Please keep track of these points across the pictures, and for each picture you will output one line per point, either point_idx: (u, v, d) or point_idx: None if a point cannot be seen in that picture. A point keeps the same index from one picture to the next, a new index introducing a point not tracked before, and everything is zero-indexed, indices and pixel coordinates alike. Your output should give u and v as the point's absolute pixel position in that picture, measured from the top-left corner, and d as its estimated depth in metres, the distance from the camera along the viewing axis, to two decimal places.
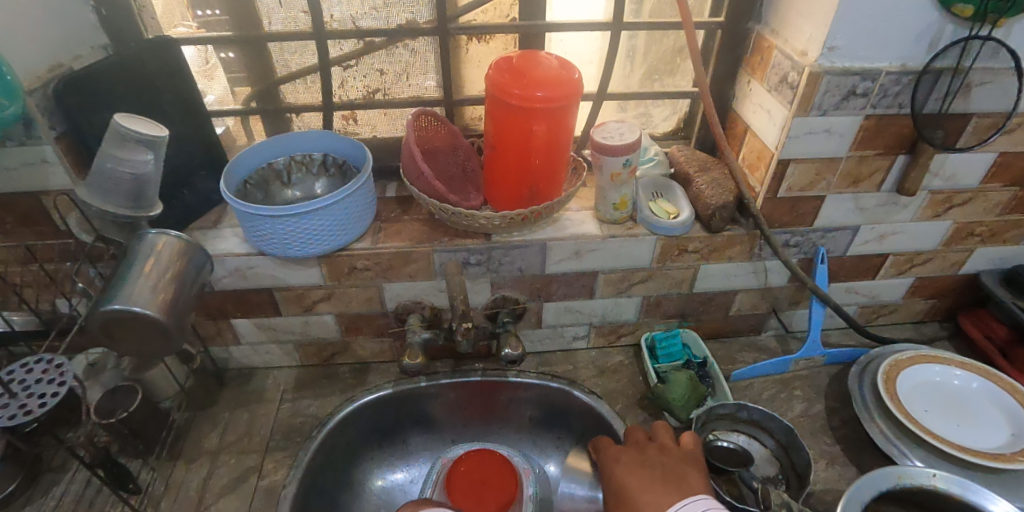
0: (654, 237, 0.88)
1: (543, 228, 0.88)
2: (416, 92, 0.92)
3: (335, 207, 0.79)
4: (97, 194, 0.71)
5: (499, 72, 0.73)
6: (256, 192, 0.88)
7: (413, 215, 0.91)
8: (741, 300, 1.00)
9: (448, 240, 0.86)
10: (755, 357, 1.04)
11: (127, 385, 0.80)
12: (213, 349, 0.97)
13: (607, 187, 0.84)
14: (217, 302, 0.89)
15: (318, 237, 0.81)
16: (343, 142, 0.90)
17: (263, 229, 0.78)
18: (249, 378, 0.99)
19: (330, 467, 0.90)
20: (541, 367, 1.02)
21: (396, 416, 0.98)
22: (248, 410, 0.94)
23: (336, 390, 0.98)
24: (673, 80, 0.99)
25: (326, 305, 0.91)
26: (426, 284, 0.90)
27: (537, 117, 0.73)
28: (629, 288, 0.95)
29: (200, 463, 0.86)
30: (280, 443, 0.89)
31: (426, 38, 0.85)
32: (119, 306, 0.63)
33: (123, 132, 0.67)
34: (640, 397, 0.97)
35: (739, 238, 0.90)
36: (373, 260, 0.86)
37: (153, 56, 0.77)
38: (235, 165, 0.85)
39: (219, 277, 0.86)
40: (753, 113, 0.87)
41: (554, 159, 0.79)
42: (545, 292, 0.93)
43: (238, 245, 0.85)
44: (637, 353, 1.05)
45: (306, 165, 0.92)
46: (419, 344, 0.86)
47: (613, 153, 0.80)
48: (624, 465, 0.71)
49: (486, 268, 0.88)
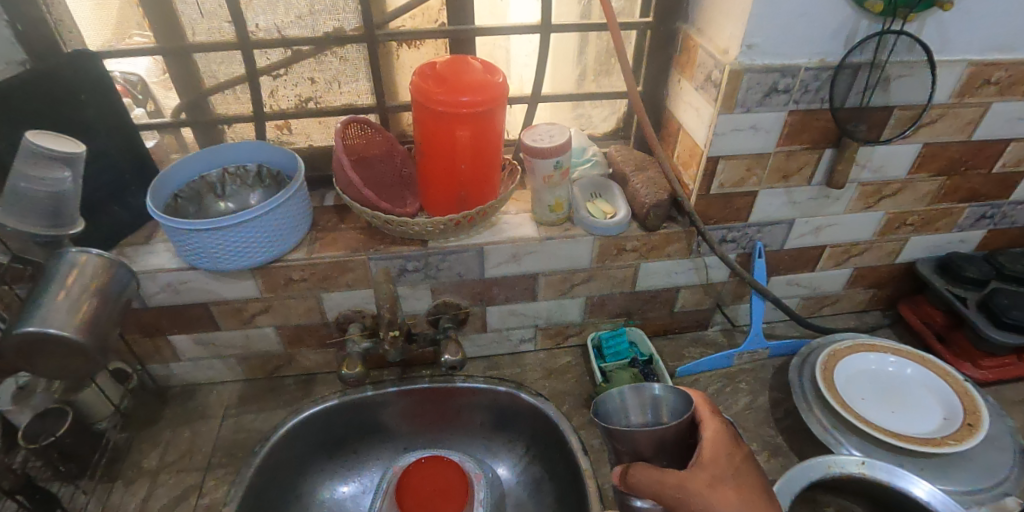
0: (592, 238, 0.89)
1: (480, 232, 0.88)
2: (349, 100, 0.92)
3: (266, 219, 0.78)
4: (11, 213, 0.68)
5: (423, 77, 0.73)
6: (188, 206, 0.87)
7: (350, 224, 0.90)
8: (686, 296, 1.01)
9: (384, 247, 0.86)
10: (702, 352, 1.05)
11: (58, 408, 0.78)
12: (152, 366, 0.95)
13: (541, 189, 0.85)
14: (151, 318, 0.88)
15: (249, 250, 0.79)
16: (276, 152, 0.90)
17: (190, 243, 0.77)
18: (192, 395, 0.98)
19: (275, 483, 0.89)
20: (490, 370, 1.02)
21: (344, 426, 0.97)
22: (190, 427, 0.93)
23: (281, 403, 0.96)
24: (611, 80, 0.99)
25: (265, 317, 0.90)
26: (364, 292, 0.89)
27: (462, 122, 0.74)
28: (572, 288, 0.95)
29: (138, 484, 0.85)
30: (222, 460, 0.88)
31: (355, 45, 0.85)
32: (35, 328, 0.61)
33: (37, 150, 0.66)
34: (588, 396, 0.97)
35: (676, 235, 0.91)
36: (308, 271, 0.85)
37: (73, 70, 0.76)
38: (164, 179, 0.84)
39: (151, 294, 0.84)
40: (685, 112, 0.88)
41: (482, 164, 0.80)
42: (487, 296, 0.93)
43: (169, 260, 0.84)
44: (586, 352, 1.05)
45: (241, 176, 0.91)
46: (360, 354, 0.85)
47: (543, 155, 0.80)
48: (721, 449, 0.57)
49: (424, 274, 0.88)
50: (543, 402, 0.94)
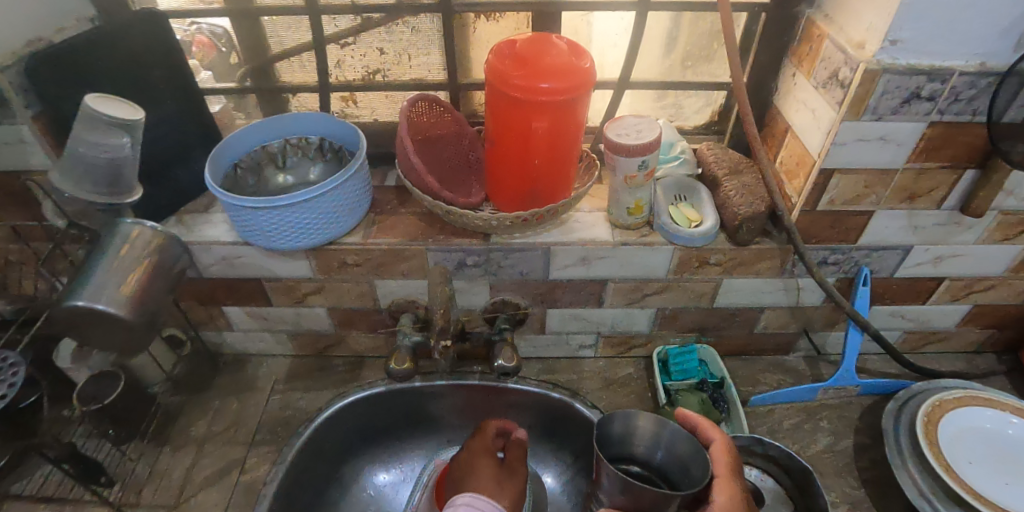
0: (672, 247, 0.79)
1: (549, 229, 0.80)
2: (419, 74, 0.85)
3: (321, 200, 0.74)
4: (69, 178, 0.67)
5: (501, 59, 0.65)
6: (247, 177, 0.84)
7: (411, 209, 0.85)
8: (768, 318, 0.91)
9: (444, 238, 0.80)
10: (779, 380, 0.94)
11: (113, 371, 0.79)
12: (207, 333, 0.95)
13: (621, 190, 0.76)
14: (207, 288, 0.87)
15: (303, 231, 0.76)
16: (339, 126, 0.85)
17: (246, 220, 0.74)
18: (243, 365, 0.97)
19: (317, 466, 0.87)
20: (544, 374, 0.96)
21: (390, 415, 0.93)
22: (239, 398, 0.92)
23: (327, 384, 0.94)
24: (709, 67, 0.88)
25: (317, 298, 0.87)
26: (420, 282, 0.84)
27: (539, 112, 0.66)
28: (643, 299, 0.87)
29: (186, 450, 0.85)
30: (266, 437, 0.87)
31: (429, 15, 0.77)
32: (83, 302, 0.61)
33: (93, 115, 0.63)
34: (646, 415, 0.90)
35: (769, 252, 0.80)
36: (364, 256, 0.81)
37: (139, 30, 0.73)
38: (224, 147, 0.82)
39: (208, 265, 0.83)
40: (796, 112, 0.76)
41: (557, 160, 0.72)
42: (548, 298, 0.86)
43: (225, 233, 0.81)
44: (649, 366, 0.97)
45: (303, 149, 0.87)
46: (409, 347, 0.81)
47: (628, 153, 0.71)
48: None
49: (484, 270, 0.82)
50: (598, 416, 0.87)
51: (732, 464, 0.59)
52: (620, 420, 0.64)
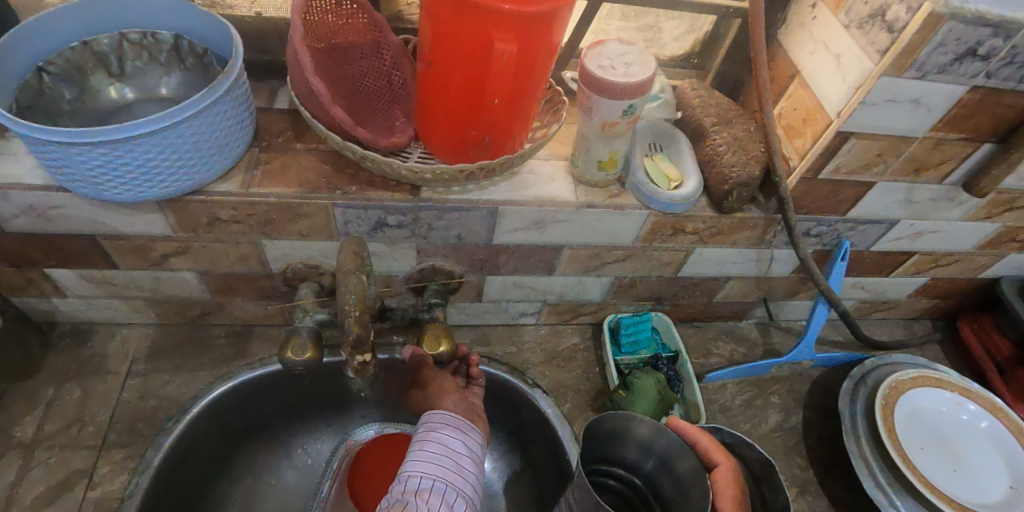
0: (647, 212, 0.65)
1: (496, 183, 0.62)
2: None
3: (169, 136, 0.50)
4: None
5: None
6: (65, 89, 0.58)
7: (309, 144, 0.62)
8: (732, 287, 0.82)
9: (357, 190, 0.59)
10: (731, 350, 0.88)
11: None
12: (24, 300, 0.69)
13: (594, 139, 0.59)
14: (11, 245, 0.61)
15: (148, 177, 0.52)
16: (197, 17, 0.58)
17: (53, 156, 0.49)
18: (86, 338, 0.74)
19: (198, 465, 0.70)
20: (477, 346, 0.82)
21: (290, 396, 0.76)
22: (81, 385, 0.70)
23: (206, 364, 0.74)
24: None
25: (181, 261, 0.65)
26: (324, 245, 0.64)
27: (502, 25, 0.45)
28: (600, 267, 0.73)
29: (6, 460, 0.64)
30: (124, 437, 0.67)
31: None
32: None
33: None
34: (595, 394, 0.80)
35: (752, 221, 0.68)
36: (244, 211, 0.59)
37: None
38: (26, 36, 0.53)
39: (6, 216, 0.58)
40: (808, 53, 0.62)
41: (518, 98, 0.52)
42: (489, 264, 0.70)
43: (32, 172, 0.56)
44: (596, 334, 0.86)
45: (147, 49, 0.61)
46: (312, 328, 0.62)
47: (612, 94, 0.53)
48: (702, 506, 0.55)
49: (411, 233, 0.63)
50: (542, 397, 0.74)
51: (740, 497, 0.55)
52: (614, 420, 0.59)
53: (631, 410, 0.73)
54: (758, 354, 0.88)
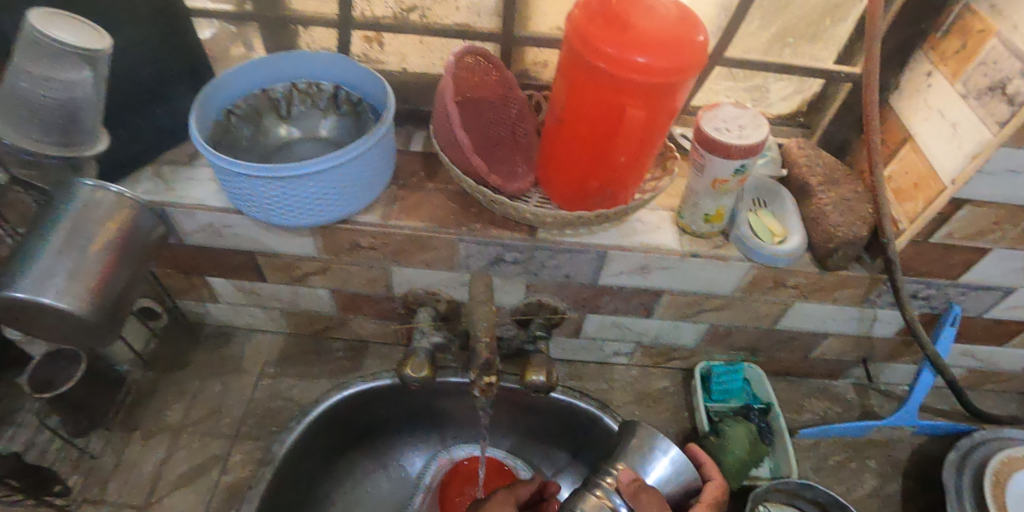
0: (749, 264, 0.67)
1: (605, 228, 0.67)
2: (467, 20, 0.69)
3: (335, 173, 0.59)
4: (5, 120, 0.53)
5: (589, 16, 0.50)
6: (242, 127, 0.68)
7: (440, 185, 0.70)
8: (830, 344, 0.81)
9: (481, 228, 0.66)
10: (825, 408, 0.87)
11: (70, 350, 0.68)
12: (185, 303, 0.81)
13: (702, 194, 0.63)
14: (186, 256, 0.72)
15: (311, 208, 0.61)
16: (359, 73, 0.68)
17: (242, 187, 0.59)
18: (228, 340, 0.85)
19: (310, 465, 0.77)
20: (570, 380, 0.87)
21: (393, 409, 0.82)
22: (221, 381, 0.80)
23: (325, 373, 0.83)
24: (812, 48, 0.73)
25: (320, 279, 0.74)
26: (445, 274, 0.71)
27: (634, 95, 0.50)
28: (697, 313, 0.76)
29: (158, 440, 0.74)
30: (253, 431, 0.76)
31: None
32: (24, 295, 0.50)
33: (41, 39, 0.49)
34: (682, 438, 0.82)
35: (856, 280, 0.68)
36: (381, 240, 0.67)
37: None
38: (217, 87, 0.64)
39: (188, 231, 0.68)
40: (920, 119, 0.63)
41: (641, 154, 0.57)
42: (592, 303, 0.75)
43: (212, 195, 0.66)
44: (687, 380, 0.88)
45: (311, 97, 0.71)
46: (427, 349, 0.70)
47: (726, 154, 0.57)
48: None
49: (523, 269, 0.69)
50: None
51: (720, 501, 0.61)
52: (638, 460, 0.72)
53: (720, 459, 0.73)
54: (854, 415, 0.86)
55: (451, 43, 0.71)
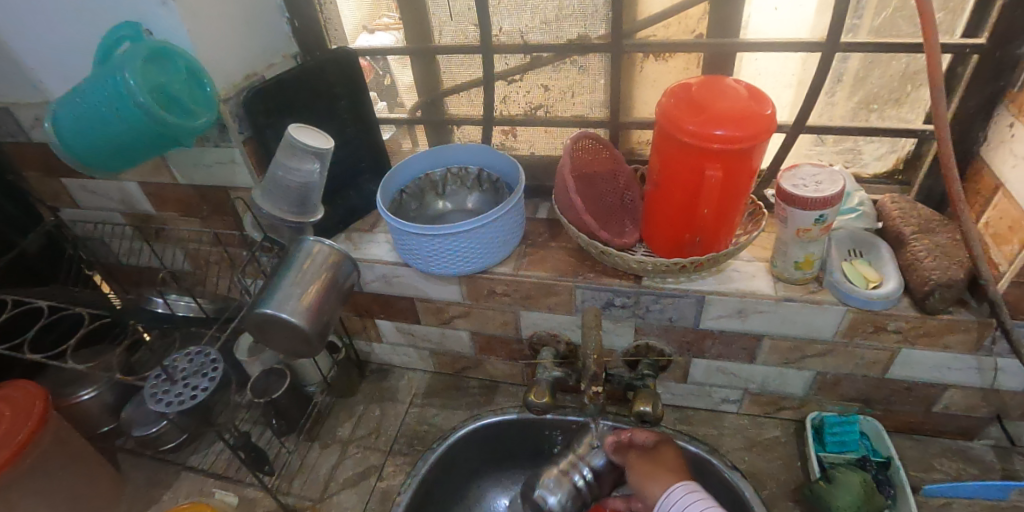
0: (845, 308, 0.72)
1: (704, 277, 0.77)
2: (580, 111, 0.87)
3: (479, 231, 0.76)
4: (268, 198, 0.78)
5: (675, 102, 0.64)
6: (410, 202, 0.89)
7: (560, 243, 0.86)
8: (954, 398, 0.80)
9: (594, 276, 0.79)
10: (960, 469, 0.83)
11: (280, 369, 0.88)
12: (357, 342, 1.02)
13: (790, 243, 0.71)
14: (364, 301, 0.94)
15: (460, 259, 0.78)
16: (498, 158, 0.88)
17: (408, 243, 0.79)
18: (385, 375, 1.03)
19: (445, 483, 0.87)
20: (680, 424, 0.92)
21: (518, 442, 0.92)
22: (380, 407, 0.98)
23: (461, 405, 0.97)
24: (899, 112, 0.80)
25: (462, 321, 0.91)
26: (565, 317, 0.84)
27: (714, 159, 0.63)
28: (801, 359, 0.80)
29: (331, 450, 0.91)
30: (402, 448, 0.91)
31: (598, 54, 0.79)
32: (271, 311, 0.70)
33: (295, 144, 0.73)
34: (795, 487, 0.83)
35: (964, 324, 0.70)
36: (512, 287, 0.82)
37: (336, 65, 0.82)
38: (396, 173, 0.87)
39: (368, 280, 0.89)
40: (1011, 166, 0.67)
41: (726, 208, 0.69)
42: (696, 347, 0.83)
43: (387, 252, 0.87)
44: (801, 432, 0.90)
45: (461, 178, 0.91)
46: (548, 381, 0.81)
47: (804, 207, 0.65)
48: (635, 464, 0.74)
49: (632, 313, 0.80)
50: (740, 478, 0.79)
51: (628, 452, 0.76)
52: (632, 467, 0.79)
53: (832, 504, 0.75)
54: (995, 479, 0.81)
55: (568, 131, 0.90)
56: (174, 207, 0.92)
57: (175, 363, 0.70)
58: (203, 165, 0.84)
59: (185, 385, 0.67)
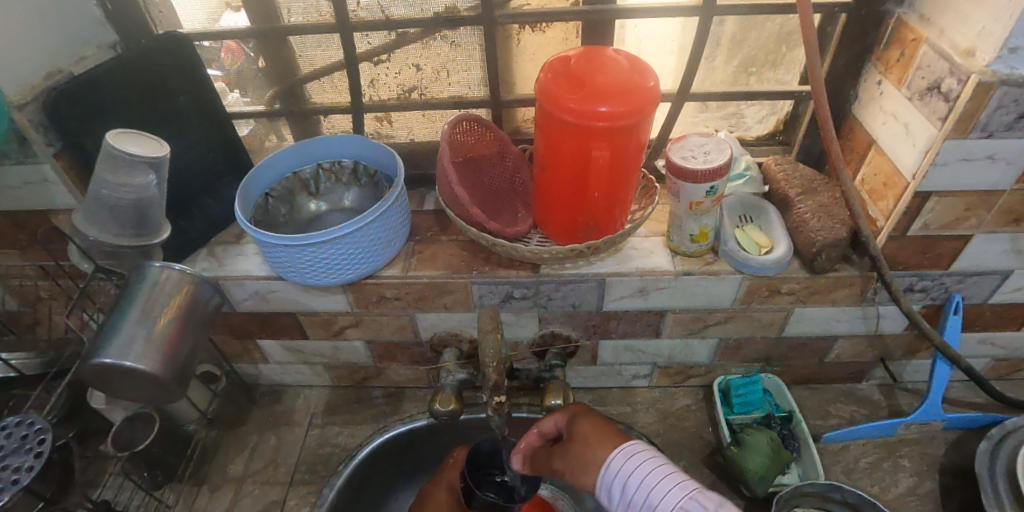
0: (740, 276, 0.71)
1: (603, 258, 0.74)
2: (459, 91, 0.79)
3: (358, 236, 0.67)
4: (93, 222, 0.65)
5: (554, 78, 0.58)
6: (279, 207, 0.78)
7: (451, 236, 0.79)
8: (842, 347, 0.83)
9: (489, 269, 0.74)
10: (852, 412, 0.87)
11: (148, 414, 0.76)
12: (241, 366, 0.91)
13: (685, 217, 0.68)
14: (240, 322, 0.83)
15: (340, 268, 0.70)
16: (374, 149, 0.79)
17: (277, 257, 0.69)
18: (280, 397, 0.94)
19: (357, 505, 0.81)
20: (595, 406, 0.91)
21: (433, 448, 0.87)
22: (276, 433, 0.89)
23: (368, 418, 0.90)
24: (776, 73, 0.80)
25: (355, 331, 0.83)
26: (463, 315, 0.79)
27: (600, 138, 0.58)
28: (704, 329, 0.80)
29: (224, 491, 0.82)
30: (306, 476, 0.83)
31: (470, 27, 0.71)
32: (110, 360, 0.59)
33: (117, 155, 0.60)
34: (708, 453, 0.84)
35: (848, 280, 0.71)
36: (402, 290, 0.75)
37: (164, 54, 0.69)
38: (257, 174, 0.76)
39: (240, 299, 0.79)
40: (881, 123, 0.68)
41: (616, 188, 0.65)
42: (602, 329, 0.80)
43: (258, 266, 0.77)
44: (710, 397, 0.91)
45: (335, 173, 0.81)
46: (453, 386, 0.75)
47: (695, 180, 0.63)
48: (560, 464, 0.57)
49: (533, 303, 0.76)
50: None
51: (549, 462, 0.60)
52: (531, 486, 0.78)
53: (743, 468, 0.76)
54: (882, 416, 0.86)
55: (449, 113, 0.82)
56: None
57: None
58: (6, 187, 0.69)
59: (2, 468, 0.55)
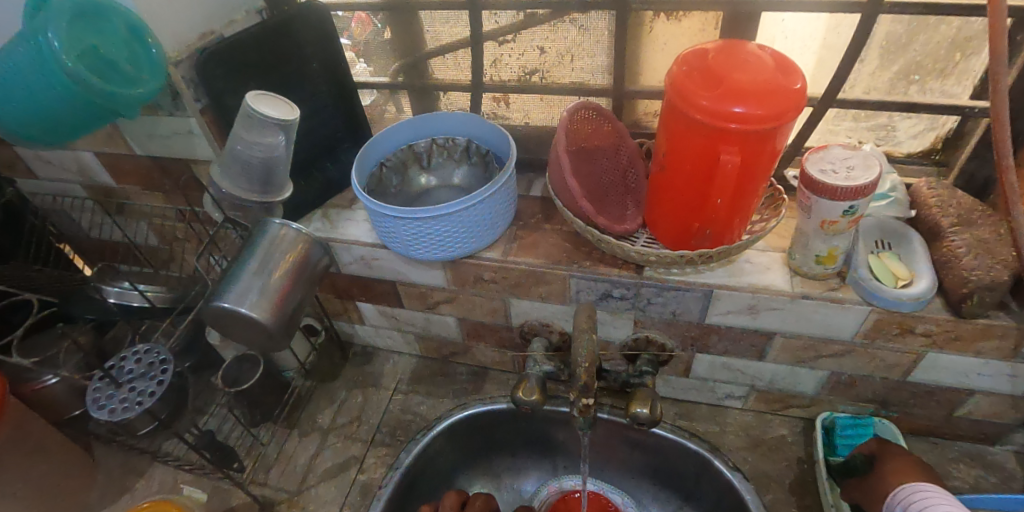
0: (870, 308, 0.64)
1: (713, 268, 0.70)
2: (580, 78, 0.77)
3: (462, 215, 0.67)
4: (227, 176, 0.70)
5: (687, 71, 0.54)
6: (392, 177, 0.80)
7: (555, 226, 0.78)
8: (979, 403, 0.73)
9: (590, 264, 0.72)
10: (978, 477, 0.77)
11: (254, 357, 0.83)
12: (339, 324, 0.96)
13: (813, 235, 0.62)
14: (343, 283, 0.87)
15: (442, 245, 0.71)
16: (488, 129, 0.79)
17: (385, 226, 0.71)
18: (370, 358, 0.98)
19: (429, 475, 0.83)
20: (680, 420, 0.87)
21: (508, 434, 0.87)
22: (363, 393, 0.93)
23: (448, 393, 0.92)
24: (943, 84, 0.70)
25: (448, 307, 0.84)
26: (557, 307, 0.77)
27: (730, 140, 0.54)
28: (815, 359, 0.73)
29: (311, 438, 0.87)
30: (385, 438, 0.87)
31: (601, 12, 0.68)
32: (228, 305, 0.64)
33: (252, 115, 0.64)
34: (800, 491, 0.78)
35: (1002, 330, 0.62)
36: (500, 274, 0.75)
37: (304, 22, 0.72)
38: (375, 144, 0.78)
39: (345, 262, 0.82)
40: None
41: (740, 196, 0.60)
42: (701, 342, 0.76)
43: (366, 232, 0.79)
44: (809, 431, 0.84)
45: (448, 150, 0.82)
46: (538, 376, 0.74)
47: (832, 197, 0.56)
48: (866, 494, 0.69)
49: (631, 305, 0.73)
50: (741, 480, 0.73)
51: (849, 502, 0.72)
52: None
53: None
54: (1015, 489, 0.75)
55: (566, 99, 0.80)
56: (134, 180, 0.84)
57: (121, 363, 0.71)
58: (159, 135, 0.76)
59: (132, 389, 0.68)
